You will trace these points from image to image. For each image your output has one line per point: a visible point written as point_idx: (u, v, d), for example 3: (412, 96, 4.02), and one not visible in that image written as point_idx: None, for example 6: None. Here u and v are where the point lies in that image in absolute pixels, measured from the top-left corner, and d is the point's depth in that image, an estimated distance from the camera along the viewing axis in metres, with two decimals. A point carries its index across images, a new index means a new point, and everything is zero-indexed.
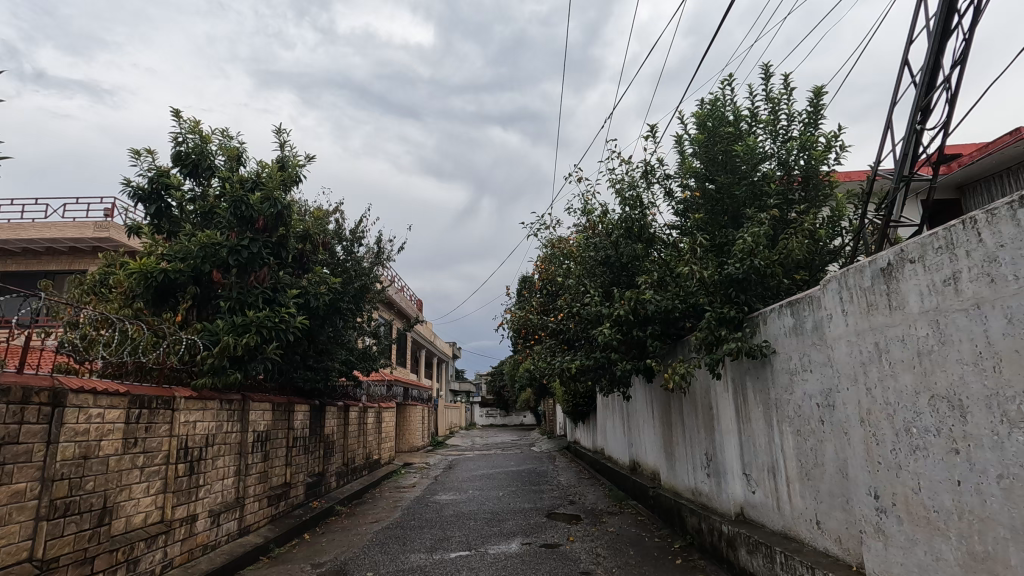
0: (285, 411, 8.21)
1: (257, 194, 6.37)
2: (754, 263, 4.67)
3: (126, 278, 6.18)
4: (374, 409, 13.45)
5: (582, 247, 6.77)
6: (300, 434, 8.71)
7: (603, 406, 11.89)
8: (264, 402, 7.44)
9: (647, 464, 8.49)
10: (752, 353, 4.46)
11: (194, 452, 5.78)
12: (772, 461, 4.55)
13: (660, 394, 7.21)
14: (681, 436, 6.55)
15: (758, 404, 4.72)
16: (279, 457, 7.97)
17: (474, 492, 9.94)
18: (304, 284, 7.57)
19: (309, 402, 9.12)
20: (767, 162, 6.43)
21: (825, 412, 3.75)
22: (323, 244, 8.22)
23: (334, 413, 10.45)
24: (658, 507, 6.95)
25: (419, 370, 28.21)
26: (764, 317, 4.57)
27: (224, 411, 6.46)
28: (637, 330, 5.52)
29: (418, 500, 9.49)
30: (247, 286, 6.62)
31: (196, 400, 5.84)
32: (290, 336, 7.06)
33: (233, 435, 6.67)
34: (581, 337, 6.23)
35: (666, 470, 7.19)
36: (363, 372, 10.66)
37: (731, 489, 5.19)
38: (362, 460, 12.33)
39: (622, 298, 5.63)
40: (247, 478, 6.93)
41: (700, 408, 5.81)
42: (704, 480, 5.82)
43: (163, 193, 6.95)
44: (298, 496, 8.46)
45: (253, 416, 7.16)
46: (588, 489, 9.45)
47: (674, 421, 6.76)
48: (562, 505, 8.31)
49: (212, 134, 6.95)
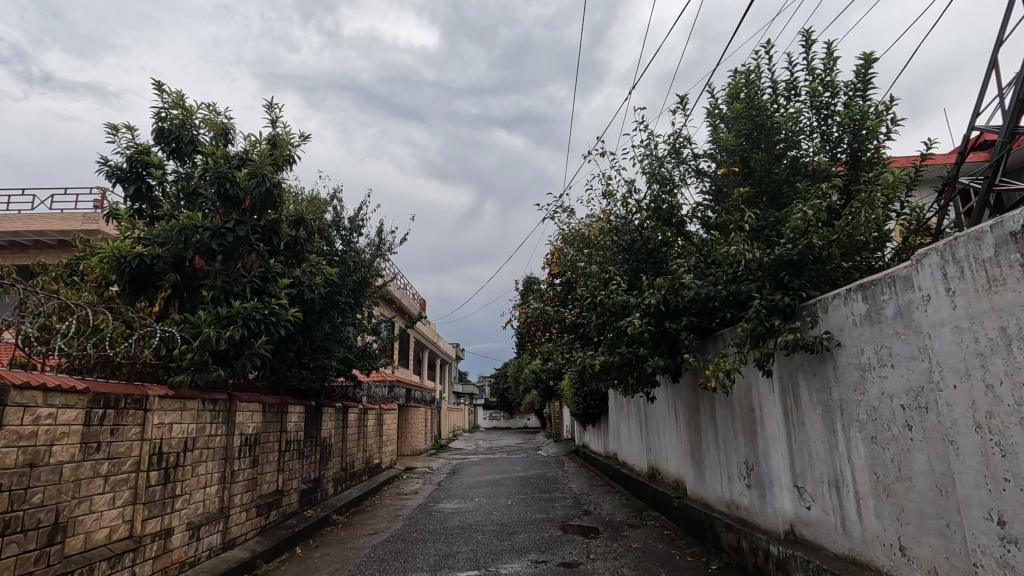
0: (277, 412, 7.59)
1: (243, 170, 5.75)
2: (812, 242, 4.02)
3: (99, 263, 5.58)
4: (375, 411, 12.83)
5: (604, 233, 6.13)
6: (294, 437, 8.09)
7: (617, 409, 11.22)
8: (253, 403, 6.81)
9: (669, 472, 7.83)
10: (811, 346, 3.81)
11: (170, 458, 5.15)
12: (833, 473, 3.90)
13: (687, 395, 6.57)
14: (712, 442, 5.90)
15: (815, 406, 4.07)
16: (271, 462, 7.34)
17: (481, 500, 9.31)
18: (299, 274, 6.95)
19: (305, 403, 8.51)
20: (810, 137, 5.78)
21: (914, 415, 3.09)
22: (320, 232, 7.60)
23: (332, 415, 9.83)
24: (685, 520, 6.29)
25: (422, 372, 27.59)
26: (823, 304, 3.93)
27: (207, 412, 5.83)
28: (670, 322, 4.86)
29: (421, 509, 8.86)
30: (234, 274, 6.00)
31: (172, 400, 5.21)
32: (281, 331, 6.43)
33: (217, 438, 6.03)
34: (603, 330, 5.58)
35: (694, 479, 6.54)
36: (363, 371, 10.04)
37: (778, 503, 4.54)
38: (362, 464, 11.70)
39: (652, 286, 4.98)
40: (234, 486, 6.31)
41: (739, 411, 5.16)
42: (743, 492, 5.16)
43: (143, 173, 6.32)
44: (291, 504, 7.83)
45: (241, 418, 6.53)
46: (603, 499, 8.80)
47: (704, 425, 6.11)
48: (577, 516, 7.66)
49: (197, 107, 6.36)
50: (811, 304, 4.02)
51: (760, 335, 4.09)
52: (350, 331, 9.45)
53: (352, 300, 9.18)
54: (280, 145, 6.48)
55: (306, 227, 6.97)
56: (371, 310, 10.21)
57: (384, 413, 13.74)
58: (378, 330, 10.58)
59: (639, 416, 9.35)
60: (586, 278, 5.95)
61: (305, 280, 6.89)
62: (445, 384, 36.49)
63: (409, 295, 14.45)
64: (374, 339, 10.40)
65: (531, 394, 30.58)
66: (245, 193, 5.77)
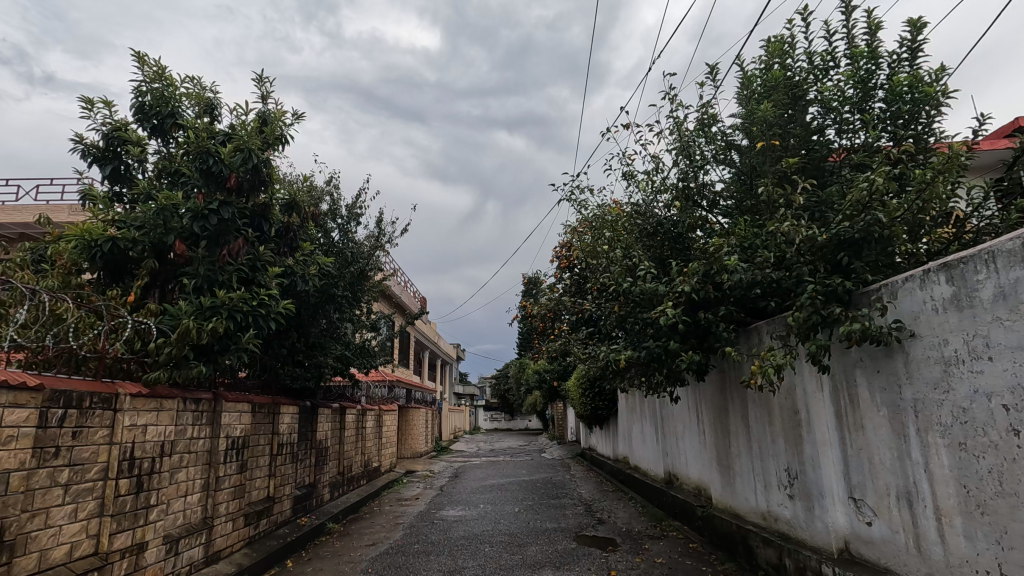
0: (268, 413, 7.04)
1: (227, 146, 5.19)
2: (877, 217, 3.47)
3: (68, 247, 5.05)
4: (374, 412, 12.30)
5: (625, 218, 5.61)
6: (287, 440, 7.55)
7: (628, 411, 10.65)
8: (241, 403, 6.27)
9: (690, 478, 7.28)
10: (880, 338, 3.27)
11: (145, 465, 4.61)
12: (903, 485, 3.36)
13: (714, 395, 6.02)
14: (744, 446, 5.37)
15: (880, 408, 3.53)
16: (261, 467, 6.80)
17: (487, 506, 8.78)
18: (291, 263, 6.40)
19: (299, 403, 7.98)
20: (855, 109, 5.20)
21: (1022, 419, 2.56)
22: (314, 219, 7.05)
23: (329, 417, 9.29)
24: (713, 532, 5.75)
25: (423, 372, 27.04)
26: (891, 289, 3.38)
27: (188, 413, 5.29)
28: (704, 311, 4.33)
29: (423, 517, 8.32)
30: (219, 262, 5.47)
31: (148, 399, 4.67)
32: (271, 324, 5.88)
33: (200, 442, 5.49)
34: (626, 323, 5.03)
35: (720, 487, 6.00)
36: (361, 370, 9.49)
37: (830, 518, 4.00)
38: (360, 468, 11.15)
39: (685, 272, 4.45)
40: (219, 494, 5.77)
41: (779, 413, 4.62)
42: (783, 503, 4.63)
43: (121, 152, 5.82)
44: (284, 512, 7.29)
45: (227, 419, 5.99)
46: (617, 506, 8.26)
47: (735, 428, 5.57)
48: (591, 526, 7.11)
49: (179, 78, 5.79)
50: (874, 290, 3.48)
51: (816, 324, 3.56)
52: (348, 326, 8.92)
53: (349, 294, 8.64)
54: (270, 121, 5.94)
55: (299, 212, 6.43)
56: (370, 305, 9.68)
57: (384, 414, 13.21)
58: (377, 326, 10.04)
59: (654, 418, 8.82)
60: (606, 265, 5.43)
61: (297, 269, 6.35)
62: (445, 385, 35.92)
63: (409, 291, 13.91)
64: (373, 336, 9.87)
65: (533, 394, 30.02)
66: (230, 170, 5.23)
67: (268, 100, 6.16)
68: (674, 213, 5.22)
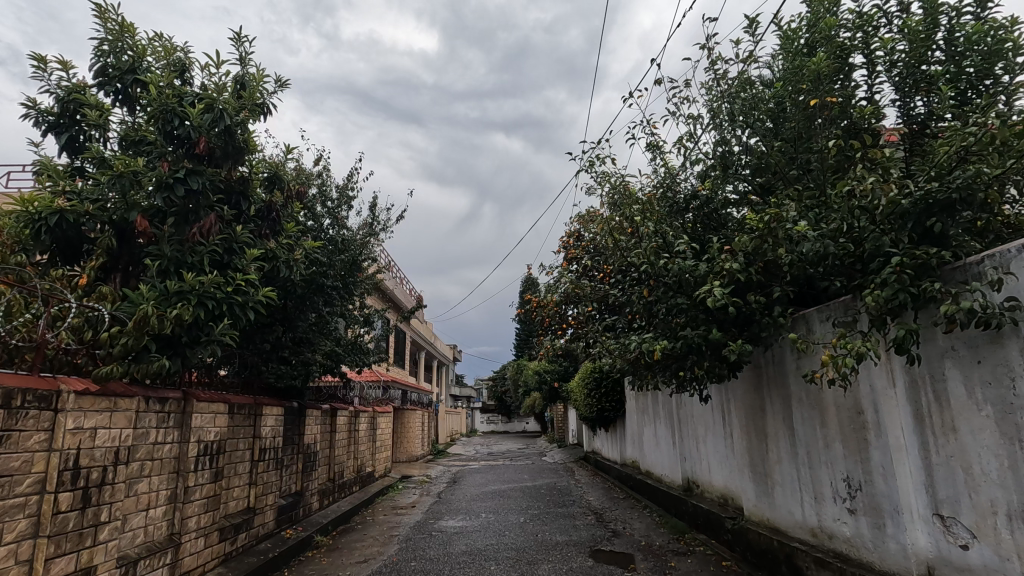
0: (248, 415, 6.35)
1: (196, 105, 4.50)
2: (981, 171, 2.82)
3: (10, 222, 4.37)
4: (368, 414, 11.61)
5: (651, 192, 4.98)
6: (271, 445, 6.86)
7: (639, 413, 9.99)
8: (216, 403, 5.58)
9: (714, 486, 6.62)
10: (992, 318, 2.62)
11: (93, 475, 3.92)
12: (1018, 503, 2.71)
13: (747, 394, 5.37)
14: (785, 451, 4.73)
15: (983, 407, 2.88)
16: (239, 475, 6.11)
17: (489, 516, 8.10)
18: (273, 247, 5.72)
19: (285, 404, 7.30)
20: (916, 65, 4.48)
21: None
22: (300, 199, 6.37)
23: (318, 419, 8.60)
24: (749, 549, 5.09)
25: (419, 373, 26.33)
26: (1002, 259, 2.74)
27: (151, 414, 4.61)
28: (754, 292, 3.69)
29: (420, 528, 7.63)
30: (188, 242, 4.79)
31: (99, 398, 3.99)
32: (248, 314, 5.19)
33: (165, 448, 4.80)
34: (656, 310, 4.38)
35: (753, 496, 5.36)
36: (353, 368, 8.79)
37: (908, 539, 3.35)
38: (352, 474, 10.45)
39: (730, 248, 3.81)
40: (188, 508, 5.07)
41: (837, 413, 3.97)
42: (840, 518, 3.98)
43: (78, 118, 5.13)
44: (266, 524, 6.59)
45: (200, 422, 5.29)
46: (631, 516, 7.60)
47: (775, 431, 4.91)
48: (606, 539, 6.45)
49: (144, 33, 5.07)
50: (975, 262, 2.84)
51: (904, 304, 2.91)
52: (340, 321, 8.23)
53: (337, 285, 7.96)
54: (248, 84, 5.26)
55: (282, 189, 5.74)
56: (363, 299, 8.99)
57: (378, 416, 12.52)
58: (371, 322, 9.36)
59: (669, 419, 8.18)
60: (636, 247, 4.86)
61: (279, 253, 5.66)
62: (442, 387, 35.15)
63: (405, 287, 13.23)
64: (365, 332, 9.18)
65: (532, 396, 29.23)
66: (199, 133, 4.54)
67: (247, 61, 5.47)
68: (709, 185, 4.56)
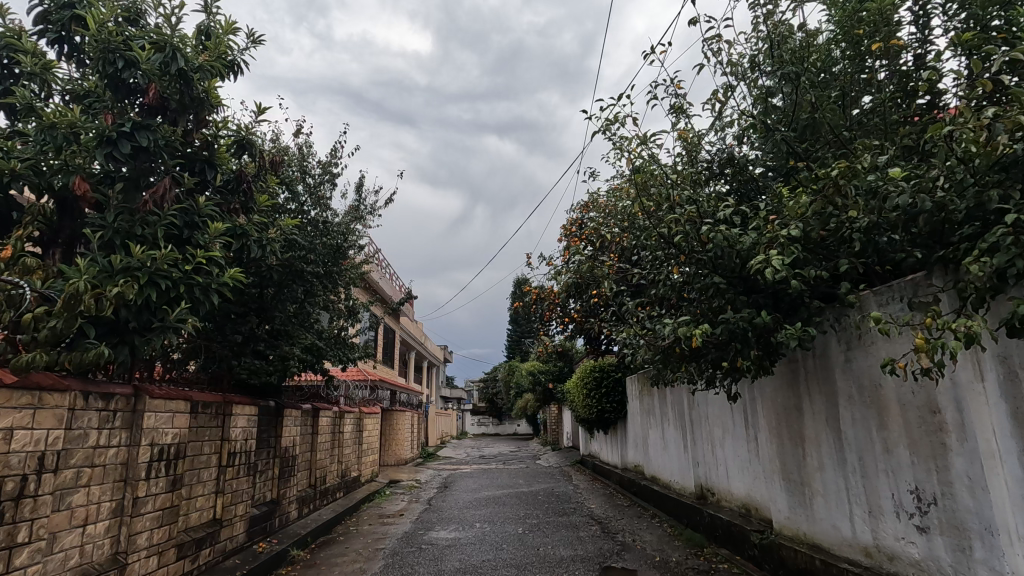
0: (215, 415, 5.64)
1: (146, 46, 3.82)
2: None
3: None
4: (353, 415, 10.91)
5: (676, 160, 4.39)
6: (242, 449, 6.16)
7: (644, 414, 9.37)
8: (175, 401, 4.87)
9: (734, 495, 6.00)
10: None
11: (8, 487, 3.22)
12: None
13: (781, 392, 4.76)
14: (829, 455, 4.12)
15: None
16: (203, 483, 5.40)
17: (484, 527, 7.43)
18: (243, 223, 5.02)
19: (260, 403, 6.60)
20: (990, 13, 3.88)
21: None
22: (276, 171, 5.67)
23: (298, 420, 7.89)
24: (785, 568, 4.47)
25: (408, 374, 25.60)
26: None
27: (90, 412, 3.91)
28: (812, 267, 3.08)
29: (408, 540, 6.94)
30: (139, 211, 4.11)
31: (17, 393, 3.28)
32: (211, 298, 4.50)
33: (108, 453, 4.09)
34: (686, 292, 3.76)
35: (786, 507, 4.74)
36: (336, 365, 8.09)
37: (1007, 568, 2.73)
38: (336, 479, 9.73)
39: (781, 215, 3.21)
40: (138, 523, 4.36)
41: (903, 412, 3.36)
42: (906, 537, 3.37)
43: (14, 67, 4.42)
44: (235, 538, 5.89)
45: (155, 422, 4.59)
46: (639, 526, 6.97)
47: (815, 434, 4.30)
48: (615, 553, 5.81)
49: None
50: None
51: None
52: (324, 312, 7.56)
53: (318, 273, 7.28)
54: (212, 32, 4.56)
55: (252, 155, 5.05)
56: (349, 290, 8.32)
57: (365, 416, 11.83)
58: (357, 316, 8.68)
59: (679, 421, 7.56)
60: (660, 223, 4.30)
61: (250, 230, 4.98)
62: (432, 388, 34.42)
63: (393, 281, 12.55)
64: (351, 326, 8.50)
65: (525, 398, 28.59)
66: (149, 80, 3.87)
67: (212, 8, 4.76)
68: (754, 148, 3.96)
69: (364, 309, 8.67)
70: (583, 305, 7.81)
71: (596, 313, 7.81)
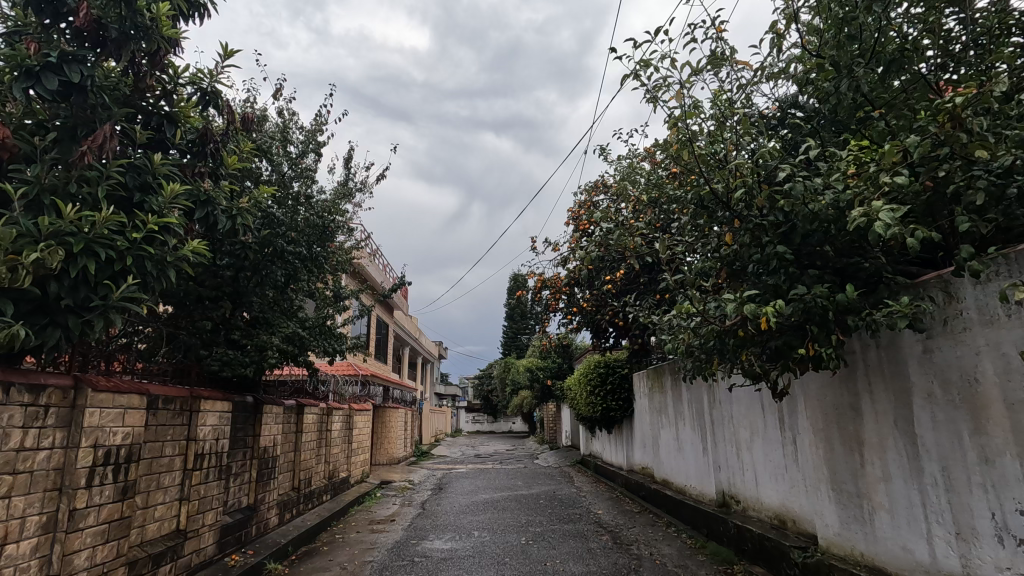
0: (178, 411, 4.93)
1: None
2: None
3: None
4: (342, 412, 10.20)
5: (717, 112, 3.74)
6: (213, 450, 5.47)
7: (655, 414, 8.73)
8: (128, 395, 4.18)
9: (765, 506, 5.37)
10: None
11: None
12: None
13: (832, 391, 4.13)
14: (898, 465, 3.49)
15: None
16: (162, 489, 4.71)
17: (484, 536, 6.77)
18: (209, 188, 4.32)
19: (234, 398, 5.90)
20: None
21: None
22: (247, 130, 4.93)
23: (280, 417, 7.20)
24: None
25: (401, 370, 24.92)
26: None
27: (12, 408, 3.22)
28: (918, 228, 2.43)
29: (398, 552, 6.24)
30: (76, 166, 3.39)
31: None
32: (165, 273, 3.80)
33: (37, 457, 3.41)
34: (747, 268, 3.10)
35: (836, 522, 4.10)
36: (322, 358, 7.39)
37: None
38: (322, 481, 9.03)
39: (876, 164, 2.57)
40: (76, 541, 3.66)
41: (1013, 415, 2.73)
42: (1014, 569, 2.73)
43: None
44: (202, 550, 5.21)
45: (101, 420, 3.89)
46: (655, 537, 6.33)
47: (878, 440, 3.67)
48: (634, 570, 5.16)
49: None
50: None
51: None
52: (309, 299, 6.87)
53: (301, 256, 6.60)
54: None
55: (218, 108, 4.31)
56: (337, 275, 7.64)
57: (355, 414, 11.13)
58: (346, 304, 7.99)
59: (697, 420, 6.92)
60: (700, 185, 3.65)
61: (217, 196, 4.30)
62: (426, 385, 33.71)
63: (385, 270, 11.83)
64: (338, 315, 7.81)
65: (521, 396, 27.95)
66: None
67: None
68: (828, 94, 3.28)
69: (353, 297, 7.98)
70: (593, 294, 7.13)
71: (607, 302, 7.14)
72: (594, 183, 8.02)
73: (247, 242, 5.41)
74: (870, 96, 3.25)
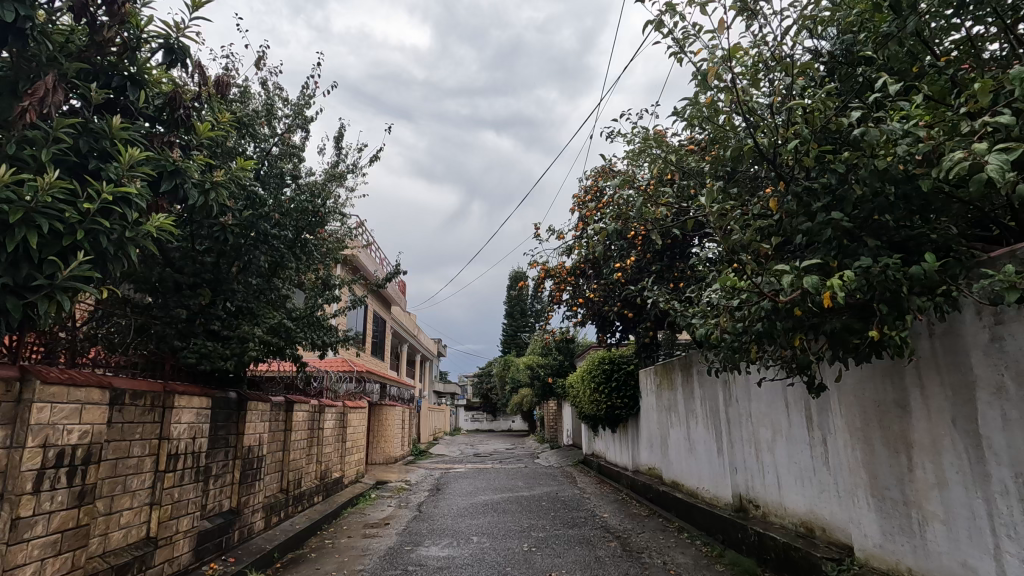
0: (148, 407, 4.51)
1: None
2: None
3: None
4: (335, 409, 9.78)
5: (747, 70, 3.33)
6: (191, 449, 5.03)
7: (663, 413, 8.32)
8: (87, 388, 3.75)
9: (789, 512, 4.95)
10: None
11: None
12: None
13: (872, 386, 3.72)
14: (954, 469, 3.07)
15: None
16: (129, 492, 4.28)
17: (483, 542, 6.34)
18: (179, 159, 3.89)
19: (214, 394, 5.48)
20: None
21: None
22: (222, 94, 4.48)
23: (266, 414, 6.76)
24: None
25: (400, 368, 24.52)
26: None
27: None
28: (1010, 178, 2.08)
29: (391, 560, 5.75)
30: (15, 127, 2.96)
31: None
32: (124, 250, 3.38)
33: None
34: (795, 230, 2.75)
35: (876, 532, 3.68)
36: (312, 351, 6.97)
37: None
38: (314, 481, 8.61)
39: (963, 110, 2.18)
40: (20, 553, 3.22)
41: None
42: None
43: None
44: (177, 559, 4.78)
45: (53, 417, 3.45)
46: (666, 544, 5.91)
47: (929, 441, 3.26)
48: None
49: None
50: None
51: None
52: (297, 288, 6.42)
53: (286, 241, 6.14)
54: None
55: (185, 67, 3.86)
56: (329, 265, 7.22)
57: (349, 412, 10.70)
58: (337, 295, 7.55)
59: (711, 419, 6.49)
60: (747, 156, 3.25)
61: (188, 167, 3.87)
62: (425, 383, 33.26)
63: (381, 263, 11.40)
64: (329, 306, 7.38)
65: (521, 394, 27.55)
66: None
67: None
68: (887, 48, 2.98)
69: (345, 288, 7.54)
70: (601, 284, 6.69)
71: (616, 293, 6.71)
72: (601, 168, 7.57)
73: (227, 224, 4.98)
74: (927, 44, 2.83)
